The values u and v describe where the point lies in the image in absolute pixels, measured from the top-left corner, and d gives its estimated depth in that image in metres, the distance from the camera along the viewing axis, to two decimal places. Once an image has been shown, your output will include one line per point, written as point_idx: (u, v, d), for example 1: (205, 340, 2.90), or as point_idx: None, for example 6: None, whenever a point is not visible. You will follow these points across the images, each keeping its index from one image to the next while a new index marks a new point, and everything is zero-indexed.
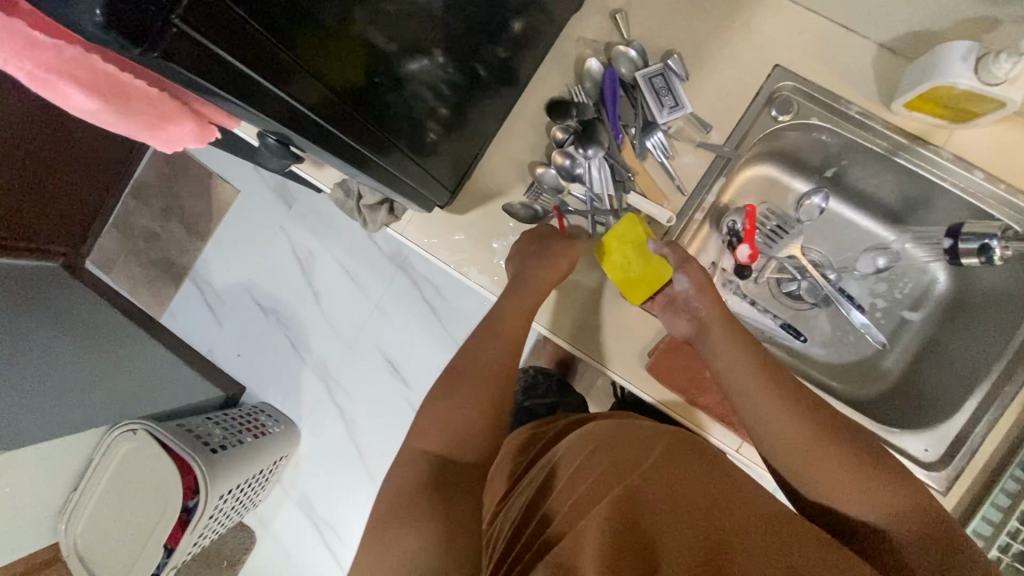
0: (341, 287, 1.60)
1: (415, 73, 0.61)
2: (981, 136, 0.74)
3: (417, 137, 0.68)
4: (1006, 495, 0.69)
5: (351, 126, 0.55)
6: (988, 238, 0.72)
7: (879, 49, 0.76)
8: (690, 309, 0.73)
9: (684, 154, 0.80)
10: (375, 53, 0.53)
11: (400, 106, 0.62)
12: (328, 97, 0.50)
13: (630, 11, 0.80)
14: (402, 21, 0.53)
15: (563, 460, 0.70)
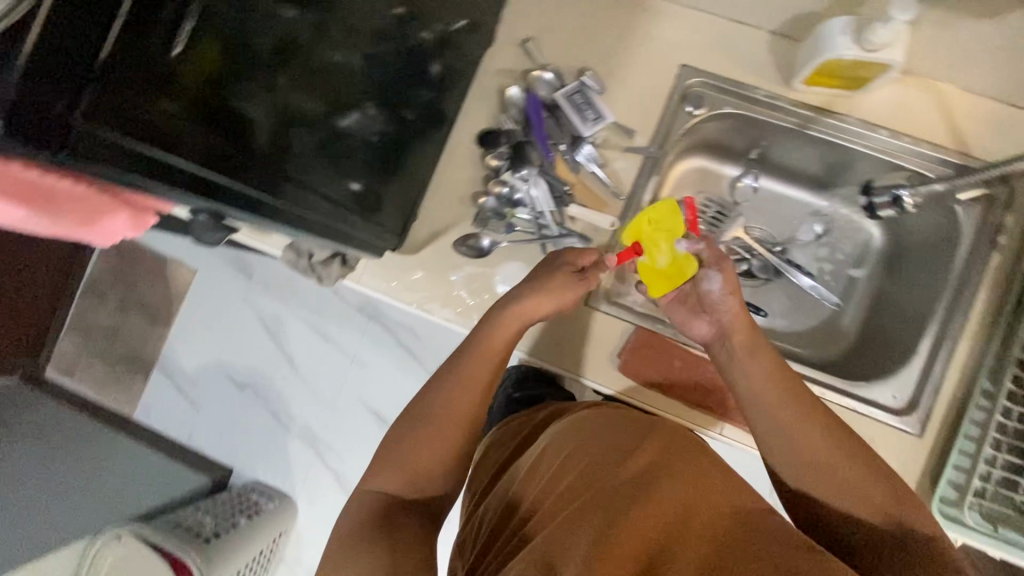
0: (314, 348, 1.58)
1: (350, 126, 0.69)
2: (880, 96, 0.79)
3: (355, 190, 0.74)
4: (975, 425, 0.72)
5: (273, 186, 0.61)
6: (899, 189, 0.80)
7: (772, 36, 0.81)
8: (714, 314, 0.72)
9: (616, 160, 0.83)
10: (303, 114, 0.62)
11: (331, 162, 0.69)
12: (242, 160, 0.56)
13: (540, 39, 0.85)
14: (313, 84, 0.61)
15: (551, 459, 0.69)
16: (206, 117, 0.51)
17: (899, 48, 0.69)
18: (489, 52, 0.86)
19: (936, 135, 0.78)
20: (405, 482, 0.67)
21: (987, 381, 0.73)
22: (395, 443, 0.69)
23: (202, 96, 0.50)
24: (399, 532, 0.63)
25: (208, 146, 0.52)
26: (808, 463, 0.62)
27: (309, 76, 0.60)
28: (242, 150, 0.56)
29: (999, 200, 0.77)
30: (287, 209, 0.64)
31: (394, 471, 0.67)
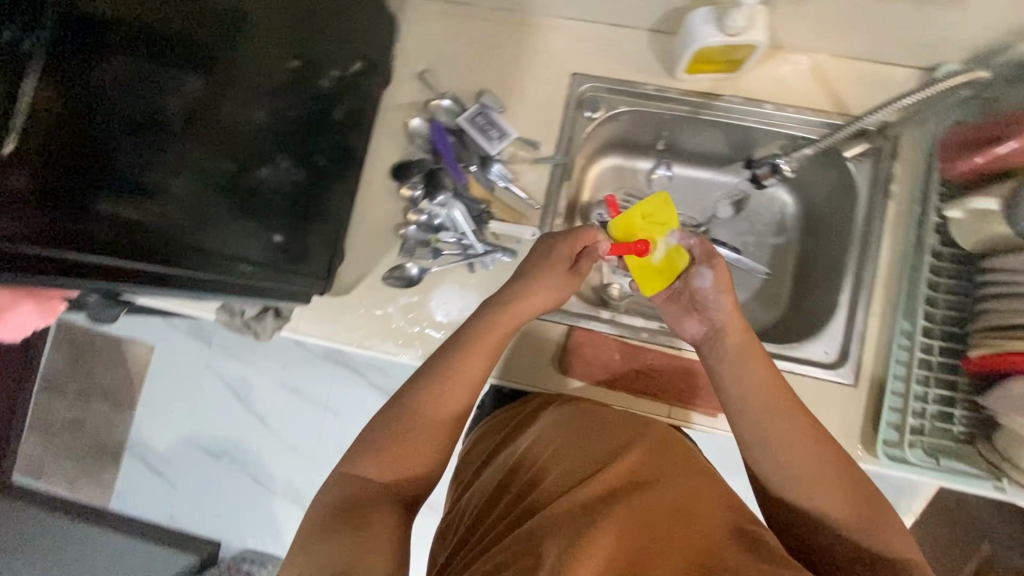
0: (285, 404, 1.55)
1: (264, 177, 0.71)
2: (759, 74, 0.84)
3: (277, 241, 0.76)
4: (901, 365, 0.76)
5: (176, 239, 0.61)
6: (775, 159, 0.81)
7: (650, 33, 0.86)
8: (707, 313, 0.69)
9: (526, 172, 0.86)
10: (212, 170, 0.63)
11: (251, 218, 0.71)
12: (158, 238, 0.59)
13: (435, 70, 0.89)
14: (220, 151, 0.63)
15: (529, 462, 0.67)
16: (118, 208, 0.53)
17: (760, 28, 0.73)
18: (389, 89, 0.90)
19: (816, 100, 0.83)
20: (390, 469, 0.62)
21: (904, 322, 0.76)
22: (385, 425, 0.64)
23: (111, 191, 0.52)
24: (376, 521, 0.58)
25: (122, 233, 0.54)
26: (792, 469, 0.62)
27: (214, 144, 0.62)
28: (156, 228, 0.58)
29: (885, 151, 0.81)
30: (210, 275, 0.66)
31: (380, 456, 0.62)
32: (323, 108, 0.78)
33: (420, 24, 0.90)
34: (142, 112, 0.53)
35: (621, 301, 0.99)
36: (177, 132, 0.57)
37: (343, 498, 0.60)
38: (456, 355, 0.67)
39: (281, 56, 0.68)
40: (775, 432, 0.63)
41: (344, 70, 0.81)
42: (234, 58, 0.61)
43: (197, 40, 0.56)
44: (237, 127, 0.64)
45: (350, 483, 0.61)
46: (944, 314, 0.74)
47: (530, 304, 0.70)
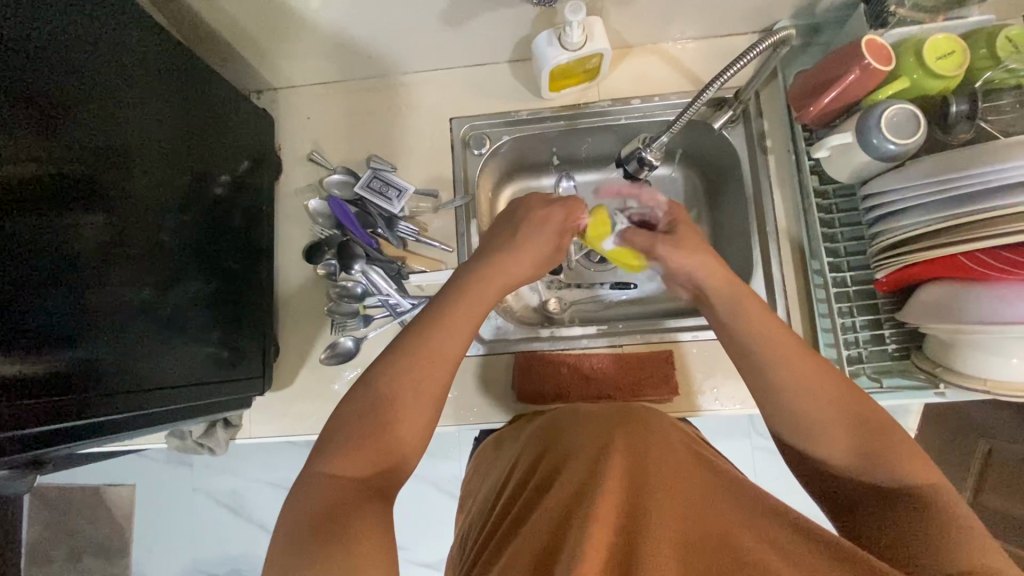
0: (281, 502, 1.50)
1: (179, 291, 0.71)
2: (617, 75, 0.89)
3: (212, 352, 0.76)
4: (822, 303, 0.79)
5: (91, 373, 0.58)
6: (640, 151, 0.80)
7: (512, 64, 0.91)
8: (683, 279, 0.68)
9: (433, 220, 0.89)
10: (118, 296, 0.62)
11: (182, 336, 0.71)
12: (79, 382, 0.57)
13: (323, 149, 0.92)
14: (128, 279, 0.63)
15: (519, 471, 0.61)
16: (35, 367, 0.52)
17: (599, 36, 0.78)
18: (284, 177, 0.93)
19: (676, 85, 0.88)
20: (370, 460, 0.56)
21: (814, 261, 0.80)
22: (359, 416, 0.58)
23: (20, 352, 0.51)
24: (363, 518, 0.51)
25: (41, 391, 0.53)
26: (801, 417, 0.56)
27: (118, 272, 0.62)
28: (79, 374, 0.57)
29: (751, 113, 0.86)
30: (137, 402, 0.64)
31: (361, 445, 0.56)
32: (227, 211, 0.81)
33: (300, 112, 0.94)
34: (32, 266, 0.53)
35: (563, 312, 1.01)
36: (73, 276, 0.57)
37: (320, 504, 0.52)
38: (427, 342, 0.62)
39: (168, 170, 0.70)
40: (794, 393, 0.56)
41: (235, 169, 0.83)
42: (116, 189, 0.62)
43: (69, 177, 0.57)
44: (137, 251, 0.65)
45: (326, 484, 0.54)
46: (846, 245, 0.78)
47: (489, 285, 0.68)
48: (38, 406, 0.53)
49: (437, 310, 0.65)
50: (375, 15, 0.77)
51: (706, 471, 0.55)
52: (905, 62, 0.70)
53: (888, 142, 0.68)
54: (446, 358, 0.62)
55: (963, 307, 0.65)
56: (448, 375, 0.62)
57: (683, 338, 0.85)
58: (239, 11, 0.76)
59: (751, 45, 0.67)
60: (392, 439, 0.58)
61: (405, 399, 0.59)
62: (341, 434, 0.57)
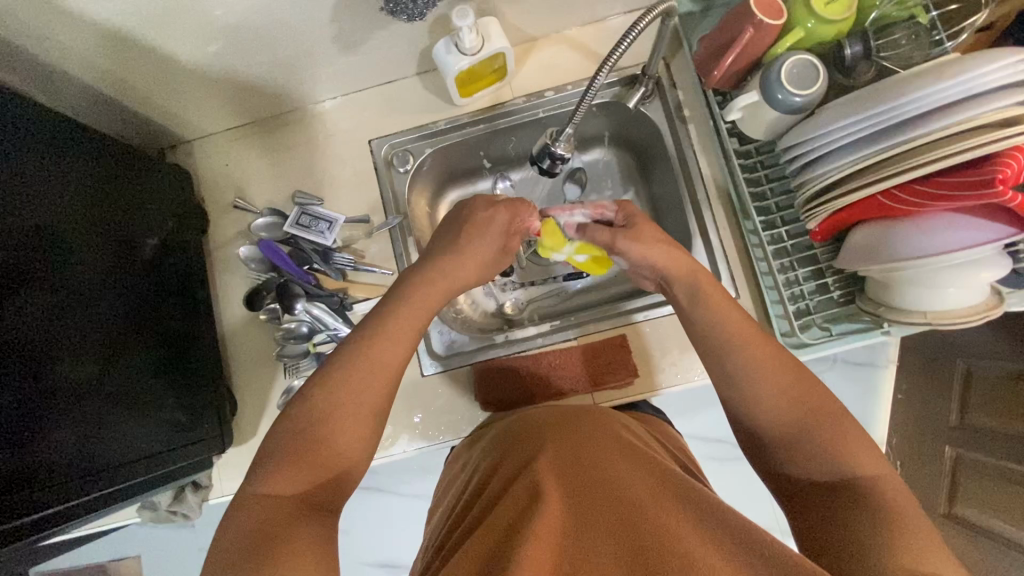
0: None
1: (131, 365, 0.70)
2: (526, 70, 0.89)
3: (171, 420, 0.75)
4: (763, 263, 0.79)
5: (45, 465, 0.57)
6: (547, 145, 0.79)
7: (421, 76, 0.90)
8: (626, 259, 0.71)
9: (369, 246, 0.88)
10: (70, 380, 0.61)
11: (140, 409, 0.70)
12: (33, 476, 0.56)
13: (247, 193, 0.91)
14: (73, 360, 0.62)
15: (482, 474, 0.62)
16: None
17: (496, 36, 0.77)
18: (212, 229, 0.92)
19: (586, 70, 0.88)
20: (303, 477, 0.55)
21: (748, 221, 0.80)
22: (298, 432, 0.56)
23: None
24: (298, 537, 0.50)
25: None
26: (741, 380, 0.60)
27: (64, 354, 0.61)
28: (32, 469, 0.56)
29: (664, 85, 0.87)
30: (99, 485, 0.63)
31: (298, 457, 0.55)
32: (164, 278, 0.80)
33: (217, 159, 0.92)
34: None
35: (521, 313, 1.01)
36: (17, 365, 0.56)
37: (252, 526, 0.50)
38: (367, 365, 0.60)
39: (97, 244, 0.69)
40: None
41: (162, 229, 0.82)
42: (47, 269, 0.61)
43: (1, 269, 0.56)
44: (78, 331, 0.64)
45: (262, 502, 0.52)
46: (777, 201, 0.78)
47: (430, 301, 0.66)
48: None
49: (370, 326, 0.63)
50: (269, 52, 0.76)
51: (644, 469, 0.56)
52: (797, 13, 0.69)
53: (793, 95, 0.68)
54: (386, 374, 0.60)
55: (892, 245, 0.65)
56: (388, 400, 0.60)
57: (646, 317, 0.84)
58: (129, 74, 0.74)
59: (639, 17, 0.66)
60: (329, 453, 0.56)
61: (342, 410, 0.57)
62: (278, 448, 0.56)
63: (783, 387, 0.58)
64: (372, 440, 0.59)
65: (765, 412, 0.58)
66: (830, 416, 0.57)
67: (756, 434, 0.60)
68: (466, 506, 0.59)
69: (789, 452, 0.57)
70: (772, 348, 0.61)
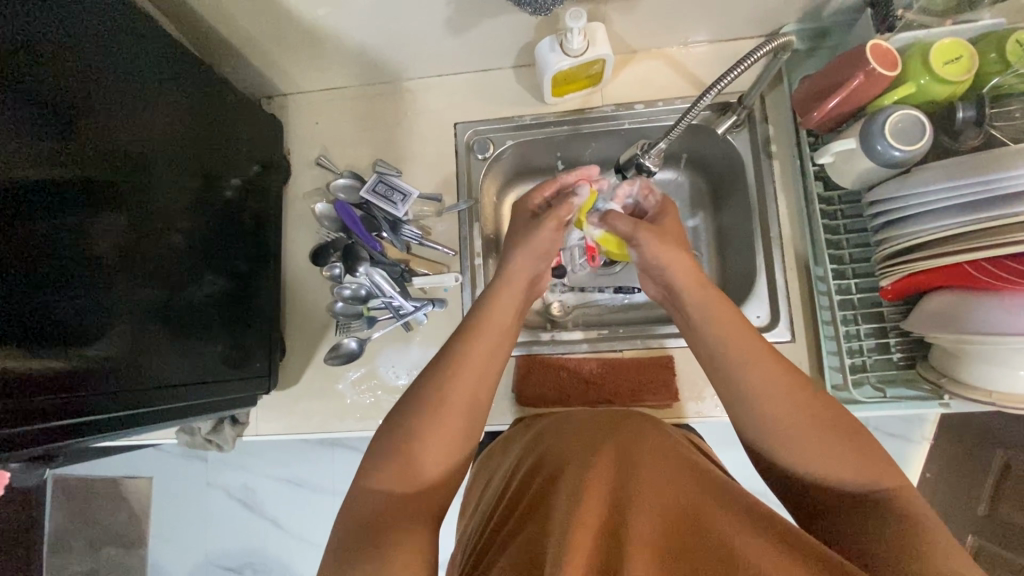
0: (294, 501, 1.35)
1: (197, 294, 0.74)
2: (621, 80, 0.90)
3: (223, 352, 0.78)
4: (826, 311, 0.78)
5: (111, 371, 0.61)
6: (638, 158, 0.80)
7: (517, 70, 0.92)
8: (656, 276, 0.70)
9: (436, 225, 0.91)
10: (144, 301, 0.66)
11: (191, 337, 0.73)
12: (97, 381, 0.59)
13: (331, 153, 0.95)
14: (139, 285, 0.65)
15: (526, 465, 0.64)
16: (57, 363, 0.55)
17: (602, 42, 0.78)
18: (291, 181, 0.95)
19: (679, 89, 0.89)
20: (399, 483, 0.58)
21: (818, 267, 0.79)
22: (411, 436, 0.60)
23: (42, 347, 0.54)
24: (395, 539, 0.54)
25: (37, 394, 0.53)
26: (780, 431, 0.58)
27: (139, 272, 0.65)
28: (99, 372, 0.59)
29: (756, 117, 0.86)
30: (155, 402, 0.67)
31: (395, 458, 0.58)
32: (240, 218, 0.83)
33: (308, 116, 0.96)
34: (39, 268, 0.54)
35: (566, 316, 0.99)
36: (100, 277, 0.60)
37: (360, 520, 0.55)
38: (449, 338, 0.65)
39: (186, 175, 0.73)
40: (770, 394, 0.58)
41: (246, 174, 0.86)
42: (128, 187, 0.64)
43: (100, 183, 0.60)
44: (158, 252, 0.68)
45: (369, 497, 0.57)
46: (852, 252, 0.77)
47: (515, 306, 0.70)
48: (34, 409, 0.53)
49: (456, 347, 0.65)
50: (382, 24, 0.79)
51: (711, 484, 0.56)
52: (912, 66, 0.68)
53: (893, 148, 0.67)
54: (477, 380, 0.64)
55: (966, 316, 0.63)
56: (478, 419, 0.64)
57: (676, 343, 0.84)
58: (252, 23, 0.78)
59: (754, 48, 0.67)
60: (419, 457, 0.59)
61: (446, 421, 0.61)
62: (377, 455, 0.59)
63: (828, 444, 0.56)
64: (455, 445, 0.61)
65: (805, 458, 0.57)
66: (887, 482, 0.54)
67: (796, 482, 0.59)
68: (515, 495, 0.60)
69: (831, 497, 0.56)
70: (805, 400, 0.58)
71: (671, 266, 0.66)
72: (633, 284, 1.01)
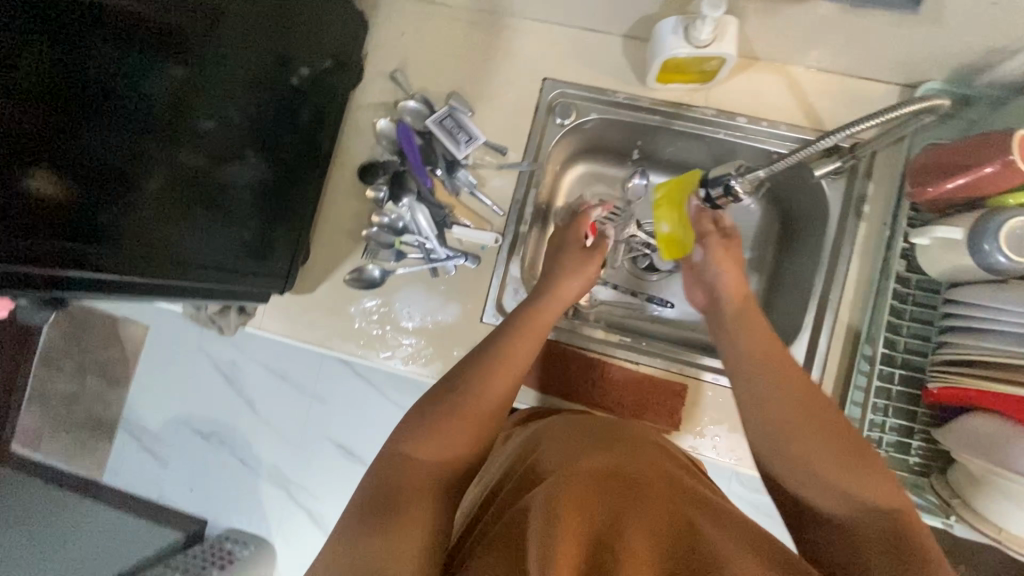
0: (275, 393, 1.37)
1: (234, 174, 0.71)
2: (732, 84, 0.82)
3: (246, 240, 0.76)
4: (859, 392, 0.74)
5: (129, 223, 0.58)
6: (727, 177, 0.74)
7: (626, 40, 0.85)
8: (705, 281, 0.78)
9: (492, 178, 0.87)
10: (181, 166, 0.63)
11: (218, 217, 0.70)
12: (111, 231, 0.57)
13: (407, 69, 0.89)
14: (177, 148, 0.62)
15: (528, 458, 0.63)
16: (74, 198, 0.52)
17: (729, 39, 0.71)
18: (360, 86, 0.90)
19: (789, 114, 0.81)
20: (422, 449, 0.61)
21: (866, 347, 0.74)
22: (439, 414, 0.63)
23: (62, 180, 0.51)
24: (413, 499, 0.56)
25: (48, 229, 0.51)
26: (797, 436, 0.59)
27: (181, 133, 0.62)
28: (115, 222, 0.57)
29: (859, 170, 0.79)
30: (172, 271, 0.64)
31: (428, 435, 0.61)
32: (299, 114, 0.79)
33: (395, 24, 0.90)
34: (75, 96, 0.50)
35: (591, 309, 0.95)
36: (140, 125, 0.57)
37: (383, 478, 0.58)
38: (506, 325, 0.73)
39: (255, 48, 0.68)
40: (779, 390, 0.63)
41: (316, 68, 0.80)
42: (193, 44, 0.60)
43: (162, 27, 0.56)
44: (208, 120, 0.64)
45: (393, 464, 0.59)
46: (907, 342, 0.72)
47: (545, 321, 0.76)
48: (42, 242, 0.50)
49: (495, 350, 0.69)
50: None
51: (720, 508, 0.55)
52: None
53: (998, 253, 0.60)
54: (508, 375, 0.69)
55: (1009, 449, 0.60)
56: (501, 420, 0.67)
57: (691, 373, 0.82)
58: None
59: (893, 104, 0.62)
60: (445, 429, 0.62)
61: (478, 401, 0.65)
62: (405, 435, 0.62)
63: (841, 462, 0.56)
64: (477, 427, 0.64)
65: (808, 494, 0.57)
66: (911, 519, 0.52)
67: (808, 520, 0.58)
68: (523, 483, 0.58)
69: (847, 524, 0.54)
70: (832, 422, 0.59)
71: (722, 269, 0.76)
72: (668, 298, 0.96)
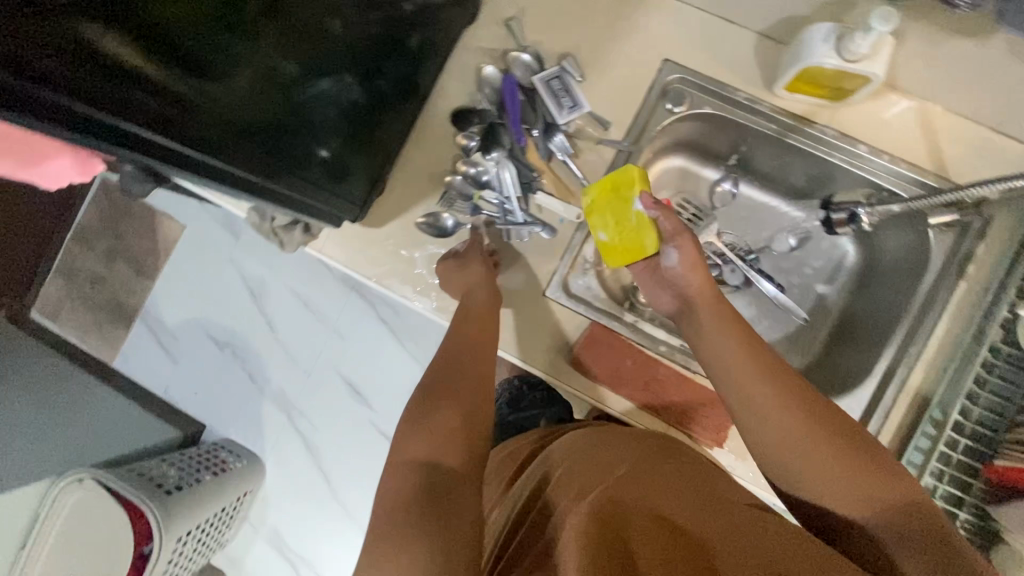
0: (299, 319, 1.37)
1: (325, 91, 0.68)
2: (861, 108, 0.78)
3: (325, 159, 0.72)
4: (919, 453, 0.71)
5: (223, 118, 0.57)
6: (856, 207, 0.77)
7: (760, 38, 0.80)
8: (675, 286, 0.72)
9: (587, 152, 0.83)
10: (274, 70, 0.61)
11: (302, 133, 0.68)
12: (207, 120, 0.55)
13: (524, 19, 0.85)
14: (275, 51, 0.60)
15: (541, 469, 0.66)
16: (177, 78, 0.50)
17: (880, 61, 0.67)
18: (471, 27, 0.85)
19: (913, 152, 0.77)
20: (415, 455, 0.63)
21: (938, 410, 0.72)
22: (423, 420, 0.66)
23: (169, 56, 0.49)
24: (431, 505, 0.58)
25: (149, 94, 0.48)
26: (787, 445, 0.58)
27: (279, 36, 0.59)
28: (210, 112, 0.55)
29: (973, 227, 0.75)
30: (261, 175, 0.62)
31: (417, 438, 0.64)
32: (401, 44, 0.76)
33: None
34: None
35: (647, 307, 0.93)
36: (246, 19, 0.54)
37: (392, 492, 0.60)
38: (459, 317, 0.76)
39: None
40: (765, 401, 0.59)
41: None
42: None
43: None
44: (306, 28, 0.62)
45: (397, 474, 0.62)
46: (981, 413, 0.69)
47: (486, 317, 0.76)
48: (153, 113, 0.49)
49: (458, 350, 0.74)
50: None
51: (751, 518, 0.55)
52: None
53: None
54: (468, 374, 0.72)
55: None
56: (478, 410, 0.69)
57: None
58: None
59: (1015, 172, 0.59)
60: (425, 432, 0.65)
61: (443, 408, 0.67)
62: (403, 449, 0.65)
63: (845, 463, 0.56)
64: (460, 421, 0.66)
65: (813, 498, 0.58)
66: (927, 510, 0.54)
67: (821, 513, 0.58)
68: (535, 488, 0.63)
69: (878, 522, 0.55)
70: (812, 410, 0.58)
71: (690, 274, 0.70)
72: None
